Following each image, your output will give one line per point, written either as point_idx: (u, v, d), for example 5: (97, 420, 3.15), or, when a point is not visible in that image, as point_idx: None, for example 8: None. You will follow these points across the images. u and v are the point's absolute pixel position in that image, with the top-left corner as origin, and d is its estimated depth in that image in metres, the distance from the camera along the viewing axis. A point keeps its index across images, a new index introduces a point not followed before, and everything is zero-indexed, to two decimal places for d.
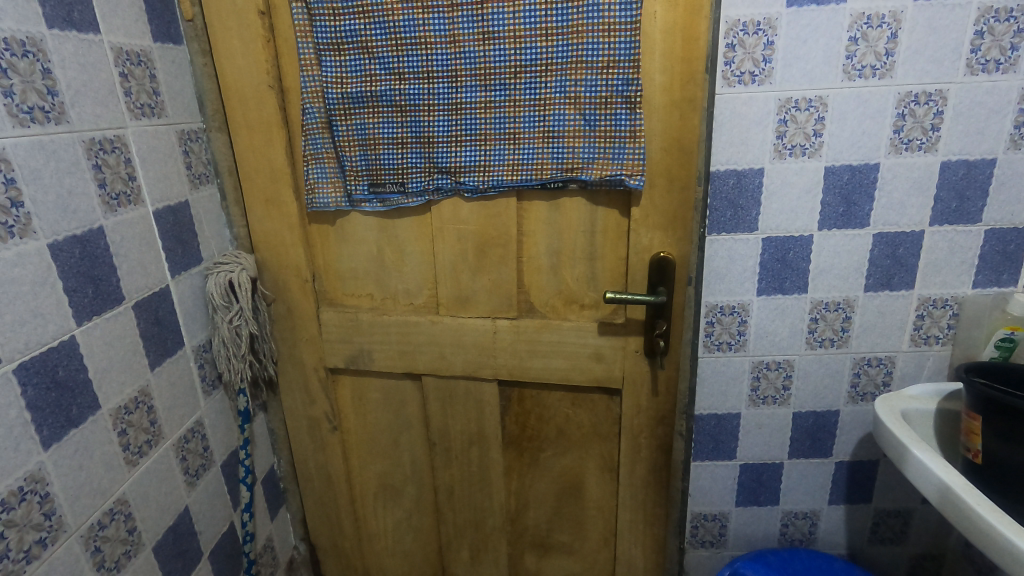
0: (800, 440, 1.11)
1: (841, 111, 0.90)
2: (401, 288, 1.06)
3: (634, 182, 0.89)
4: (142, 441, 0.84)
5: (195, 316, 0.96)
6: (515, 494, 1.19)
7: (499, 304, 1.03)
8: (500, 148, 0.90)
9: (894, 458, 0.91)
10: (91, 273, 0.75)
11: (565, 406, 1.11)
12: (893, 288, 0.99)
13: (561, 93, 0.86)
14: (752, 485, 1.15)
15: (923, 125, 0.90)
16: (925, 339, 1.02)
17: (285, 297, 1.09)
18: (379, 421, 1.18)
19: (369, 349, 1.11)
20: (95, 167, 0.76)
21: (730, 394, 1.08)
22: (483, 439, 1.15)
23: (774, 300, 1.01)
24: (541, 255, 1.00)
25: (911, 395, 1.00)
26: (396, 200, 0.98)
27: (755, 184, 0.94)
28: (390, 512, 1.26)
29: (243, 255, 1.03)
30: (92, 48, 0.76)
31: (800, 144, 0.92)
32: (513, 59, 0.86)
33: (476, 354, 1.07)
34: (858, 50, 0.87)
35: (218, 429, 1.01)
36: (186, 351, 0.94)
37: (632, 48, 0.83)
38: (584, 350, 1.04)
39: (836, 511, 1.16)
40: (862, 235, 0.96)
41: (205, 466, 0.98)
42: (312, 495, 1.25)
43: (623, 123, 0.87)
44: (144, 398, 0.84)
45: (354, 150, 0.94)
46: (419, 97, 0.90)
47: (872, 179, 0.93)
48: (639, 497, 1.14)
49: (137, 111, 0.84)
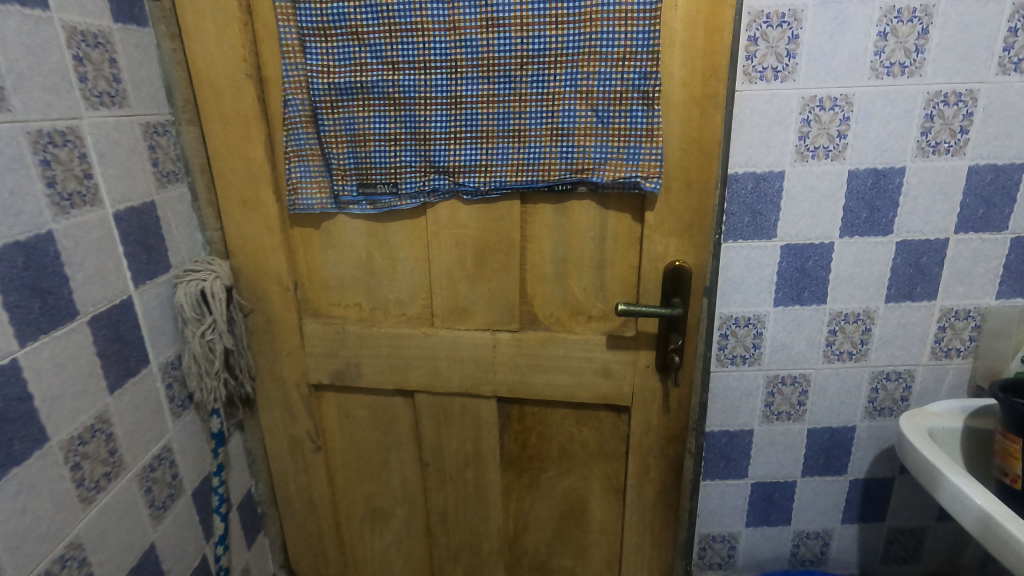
0: (815, 459, 1.06)
1: (867, 110, 0.85)
2: (392, 297, 0.98)
3: (650, 185, 0.82)
4: (99, 475, 0.74)
5: (162, 329, 0.86)
6: (514, 517, 1.11)
7: (499, 315, 0.95)
8: (503, 146, 0.83)
9: (925, 481, 0.85)
10: (38, 285, 0.66)
11: (570, 423, 1.03)
12: (914, 298, 0.95)
13: (572, 86, 0.79)
14: (763, 505, 1.09)
15: (952, 127, 0.85)
16: (945, 352, 0.98)
17: (263, 307, 0.99)
18: (367, 439, 1.09)
19: (357, 364, 1.02)
20: (43, 163, 0.66)
21: (743, 410, 1.02)
22: (481, 459, 1.07)
23: (792, 311, 0.96)
24: (546, 262, 0.92)
25: (935, 412, 0.93)
26: (388, 201, 0.89)
27: (774, 187, 0.89)
28: (378, 537, 1.17)
29: (216, 261, 0.93)
30: (40, 26, 0.66)
31: (823, 146, 0.87)
32: (519, 48, 0.78)
33: (475, 369, 0.99)
34: (887, 46, 0.82)
35: (188, 454, 0.91)
36: (151, 369, 0.84)
37: (650, 38, 0.76)
38: (591, 365, 0.96)
39: (849, 530, 1.11)
40: (884, 242, 0.92)
41: (174, 495, 0.88)
42: (294, 520, 1.16)
43: (639, 120, 0.79)
44: (101, 425, 0.74)
45: (342, 147, 0.86)
46: (415, 88, 0.82)
47: (897, 184, 0.88)
48: (647, 519, 1.07)
49: (95, 99, 0.74)
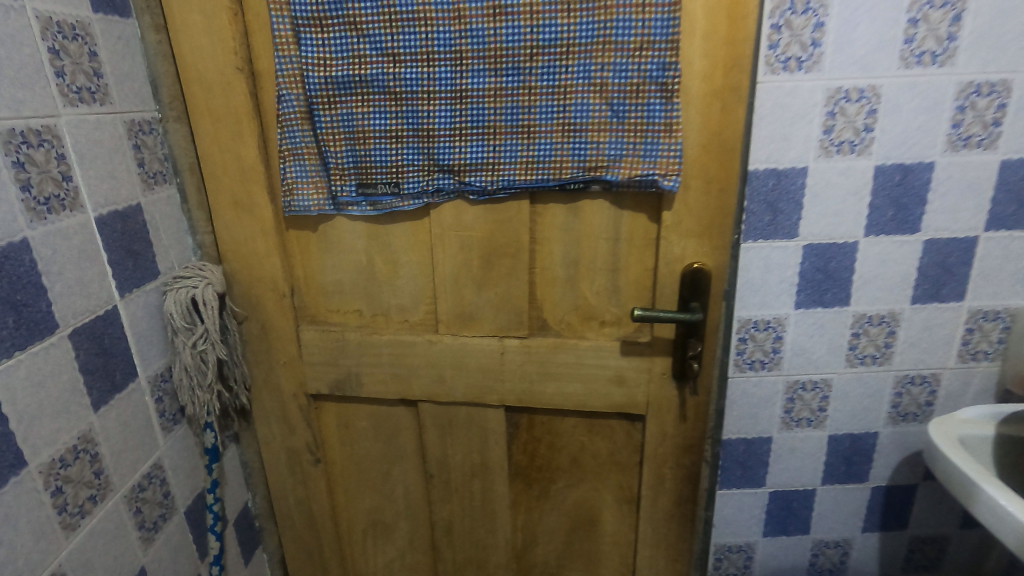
0: (835, 466, 1.02)
1: (895, 102, 0.80)
2: (394, 303, 0.93)
3: (668, 183, 0.77)
4: (83, 499, 0.69)
5: (151, 340, 0.81)
6: (522, 530, 1.07)
7: (507, 321, 0.91)
8: (511, 143, 0.78)
9: (960, 494, 0.80)
10: (13, 297, 0.61)
11: (581, 433, 0.98)
12: (941, 299, 0.90)
13: (585, 79, 0.74)
14: (781, 514, 1.05)
15: (984, 119, 0.81)
16: (972, 355, 0.94)
17: (258, 314, 0.94)
18: (369, 451, 1.05)
19: (357, 373, 0.97)
20: (15, 164, 0.61)
21: (762, 417, 0.98)
22: (488, 471, 1.03)
23: (814, 314, 0.91)
24: (556, 265, 0.87)
25: (965, 419, 0.90)
26: (389, 202, 0.84)
27: (796, 184, 0.84)
28: (381, 551, 1.13)
29: (208, 267, 0.88)
30: (11, 16, 0.61)
31: (848, 140, 0.82)
32: (529, 39, 0.73)
33: (481, 377, 0.94)
34: (917, 34, 0.77)
35: (181, 470, 0.87)
36: (139, 383, 0.79)
37: (669, 27, 0.71)
38: (604, 373, 0.92)
39: (869, 539, 1.07)
40: (911, 241, 0.87)
41: (165, 515, 0.83)
42: (293, 534, 1.11)
43: (656, 115, 0.75)
44: (85, 446, 0.69)
45: (340, 145, 0.81)
46: (418, 82, 0.77)
47: (925, 180, 0.84)
48: (662, 531, 1.03)
49: (73, 95, 0.69)
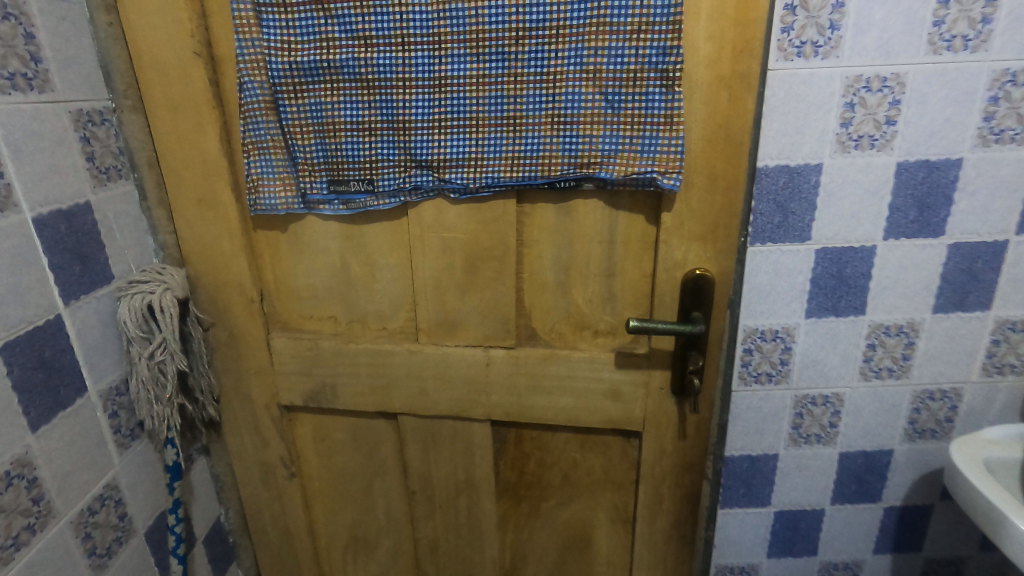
0: (846, 485, 0.95)
1: (921, 92, 0.72)
2: (371, 309, 0.86)
3: (668, 182, 0.69)
4: (17, 528, 0.63)
5: (103, 351, 0.74)
6: (511, 548, 1.01)
7: (493, 330, 0.84)
8: (495, 136, 0.70)
9: (987, 527, 0.73)
10: None
11: (573, 448, 0.92)
12: (965, 308, 0.83)
13: (577, 65, 0.66)
14: (787, 534, 0.98)
15: (1019, 111, 0.73)
16: (998, 368, 0.87)
17: (226, 320, 0.88)
18: (348, 464, 0.98)
19: (333, 383, 0.90)
20: None
21: (768, 433, 0.91)
22: (474, 487, 0.96)
23: (826, 323, 0.84)
24: (546, 270, 0.80)
25: (989, 439, 0.83)
26: (364, 201, 0.77)
27: (810, 183, 0.77)
28: (362, 568, 1.07)
29: (169, 269, 0.81)
30: None
31: (868, 134, 0.74)
32: (514, 20, 0.65)
33: (466, 390, 0.88)
34: (948, 15, 0.69)
35: (140, 490, 0.80)
36: (89, 398, 0.72)
37: (670, 6, 0.63)
38: (598, 386, 0.85)
39: (881, 561, 1.01)
40: (934, 245, 0.80)
41: (122, 539, 0.77)
42: (269, 550, 1.05)
43: (656, 105, 0.67)
44: (20, 471, 0.63)
45: (308, 138, 0.73)
46: (392, 68, 0.69)
47: (952, 178, 0.76)
48: (659, 553, 0.96)
49: (4, 83, 0.62)
